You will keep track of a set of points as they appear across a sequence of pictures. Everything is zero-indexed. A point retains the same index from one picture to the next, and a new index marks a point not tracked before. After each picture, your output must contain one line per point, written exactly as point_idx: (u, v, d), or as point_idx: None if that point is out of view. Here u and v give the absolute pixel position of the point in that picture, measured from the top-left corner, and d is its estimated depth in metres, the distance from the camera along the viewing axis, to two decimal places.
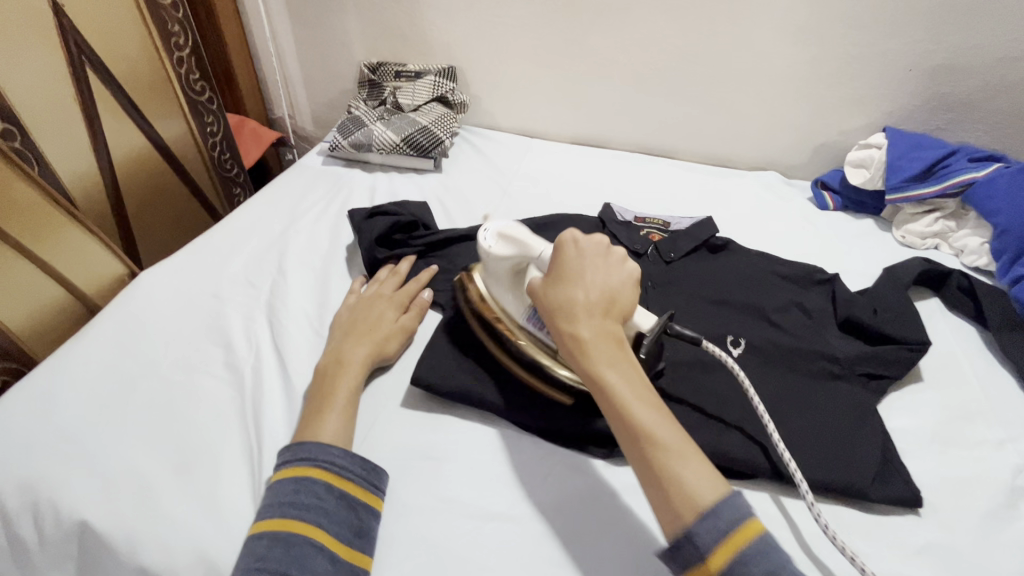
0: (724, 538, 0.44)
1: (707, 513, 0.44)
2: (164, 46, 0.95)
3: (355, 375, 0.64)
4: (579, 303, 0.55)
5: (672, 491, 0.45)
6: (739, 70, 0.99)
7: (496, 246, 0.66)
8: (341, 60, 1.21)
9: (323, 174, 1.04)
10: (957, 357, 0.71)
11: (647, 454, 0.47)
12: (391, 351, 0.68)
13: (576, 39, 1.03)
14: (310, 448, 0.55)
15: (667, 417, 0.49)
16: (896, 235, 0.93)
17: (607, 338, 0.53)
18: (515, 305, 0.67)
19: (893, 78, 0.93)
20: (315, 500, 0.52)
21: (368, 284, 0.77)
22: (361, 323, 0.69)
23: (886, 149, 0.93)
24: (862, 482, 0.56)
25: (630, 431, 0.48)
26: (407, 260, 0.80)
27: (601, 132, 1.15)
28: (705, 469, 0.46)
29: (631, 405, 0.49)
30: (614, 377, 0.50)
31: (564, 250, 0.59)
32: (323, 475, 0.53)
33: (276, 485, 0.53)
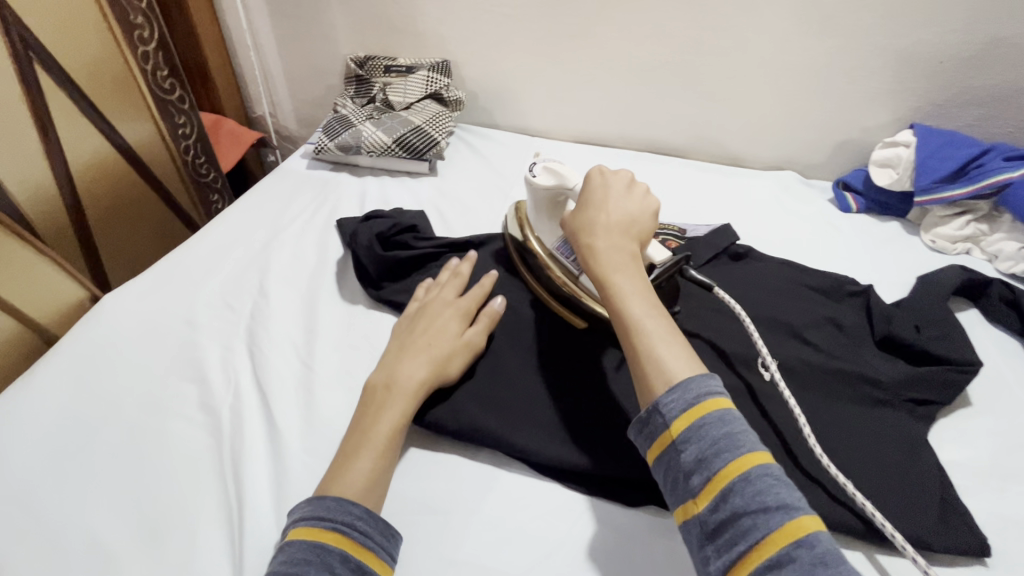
0: (685, 410, 0.45)
1: (678, 386, 0.47)
2: (127, 41, 0.85)
3: (407, 403, 0.56)
4: (597, 222, 0.58)
5: (648, 369, 0.48)
6: (756, 63, 0.92)
7: (539, 177, 0.65)
8: (325, 53, 1.12)
9: (308, 179, 0.96)
10: (1005, 377, 0.66)
11: (634, 339, 0.50)
12: (454, 371, 0.60)
13: (581, 30, 0.95)
14: (330, 504, 0.47)
15: (662, 316, 0.51)
16: (925, 239, 0.87)
17: (618, 250, 0.56)
18: (548, 235, 0.68)
19: (921, 71, 0.87)
20: (329, 575, 0.43)
21: (429, 287, 0.69)
22: (419, 338, 0.62)
23: (914, 148, 0.86)
24: (923, 530, 0.51)
25: (623, 323, 0.51)
26: (469, 259, 0.71)
27: (606, 130, 1.07)
28: (686, 358, 0.48)
29: (626, 296, 0.52)
30: (615, 279, 0.53)
31: (592, 182, 0.62)
32: (340, 541, 0.45)
33: (286, 550, 0.45)
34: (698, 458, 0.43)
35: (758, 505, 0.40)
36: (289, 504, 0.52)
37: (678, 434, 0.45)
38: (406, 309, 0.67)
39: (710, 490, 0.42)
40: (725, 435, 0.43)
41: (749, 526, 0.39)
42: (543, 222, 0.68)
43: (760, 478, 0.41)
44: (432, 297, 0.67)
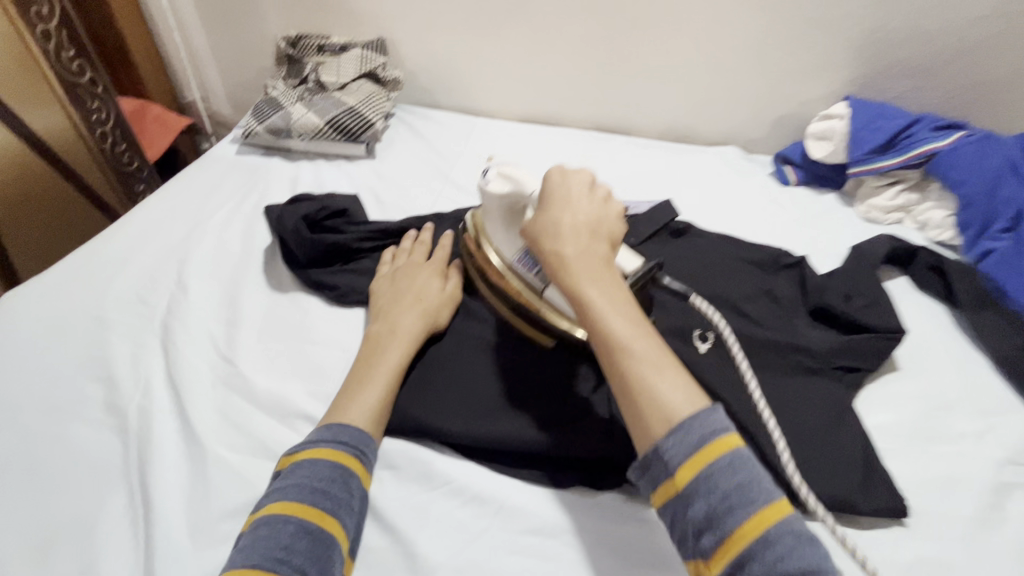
0: (691, 455, 0.41)
1: (679, 426, 0.42)
2: (22, 17, 0.78)
3: (403, 348, 0.58)
4: (564, 226, 0.51)
5: (645, 404, 0.43)
6: (694, 37, 0.91)
7: (492, 183, 0.60)
8: (255, 33, 1.06)
9: (237, 164, 0.91)
10: (931, 341, 0.67)
11: (622, 367, 0.44)
12: (442, 320, 0.62)
13: (518, 5, 0.92)
14: (354, 434, 0.50)
15: (648, 333, 0.46)
16: (859, 210, 0.88)
17: (592, 259, 0.50)
18: (507, 247, 0.61)
19: (854, 43, 0.87)
20: (349, 496, 0.46)
21: (395, 252, 0.70)
22: (403, 292, 0.63)
23: (848, 120, 0.87)
24: (847, 494, 0.51)
25: (609, 347, 0.45)
26: (428, 226, 0.72)
27: (551, 110, 1.05)
28: (682, 382, 0.44)
29: (605, 313, 0.46)
30: (593, 294, 0.47)
31: (550, 180, 0.55)
32: (357, 466, 0.49)
33: (314, 465, 0.47)
34: (708, 514, 0.39)
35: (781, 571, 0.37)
36: (201, 504, 0.49)
37: (683, 486, 0.41)
38: (378, 273, 0.67)
39: (726, 552, 0.38)
40: (737, 485, 0.39)
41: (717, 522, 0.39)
42: (500, 234, 0.61)
43: (780, 538, 0.38)
44: (409, 258, 0.68)
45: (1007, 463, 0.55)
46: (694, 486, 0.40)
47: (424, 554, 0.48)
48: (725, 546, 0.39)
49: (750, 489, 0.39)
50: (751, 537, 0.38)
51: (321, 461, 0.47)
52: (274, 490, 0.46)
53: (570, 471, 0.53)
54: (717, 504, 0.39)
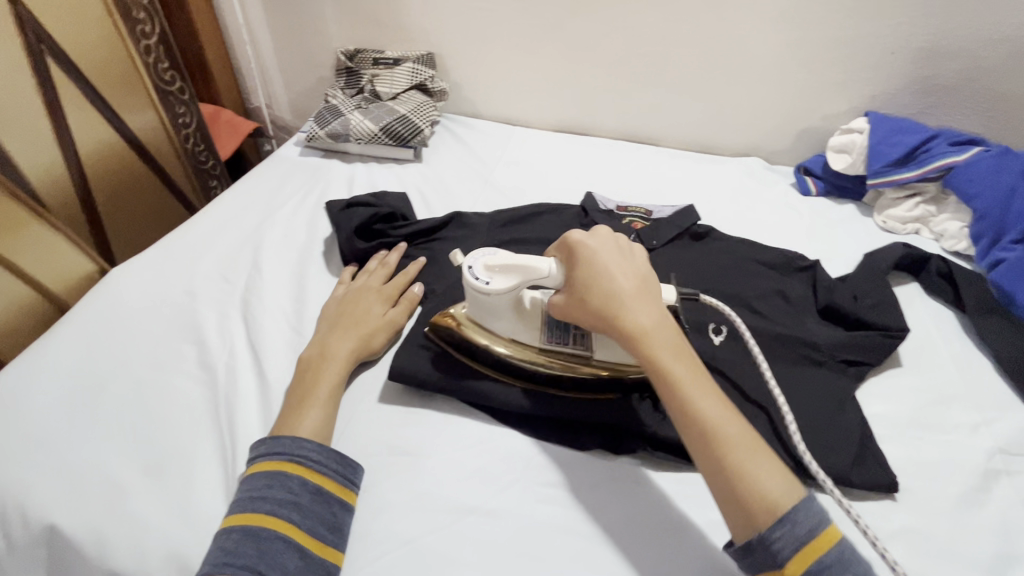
0: (799, 550, 0.44)
1: (785, 519, 0.45)
2: (130, 34, 0.91)
3: (339, 368, 0.63)
4: (631, 296, 0.54)
5: (748, 495, 0.45)
6: (721, 55, 0.98)
7: (493, 281, 0.60)
8: (318, 47, 1.18)
9: (300, 165, 1.02)
10: (935, 342, 0.72)
11: (717, 454, 0.47)
12: (376, 345, 0.67)
13: (558, 24, 1.01)
14: (287, 442, 0.54)
15: (733, 413, 0.49)
16: (877, 220, 0.93)
17: (667, 335, 0.53)
18: (525, 330, 0.63)
19: (874, 61, 0.92)
20: (289, 495, 0.50)
21: (357, 275, 0.76)
22: (346, 315, 0.68)
23: (868, 134, 0.92)
24: (843, 468, 0.57)
25: (704, 435, 0.48)
26: (396, 251, 0.78)
27: (584, 120, 1.13)
28: (774, 466, 0.47)
29: (696, 397, 0.49)
30: (677, 372, 0.50)
31: (580, 247, 0.58)
32: (299, 469, 0.52)
33: (251, 478, 0.51)
34: None
35: None
36: None
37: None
38: (333, 293, 0.73)
39: None
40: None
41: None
42: (516, 323, 0.63)
43: None
44: (360, 287, 0.73)
45: (998, 452, 0.60)
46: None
47: (463, 498, 0.56)
48: None
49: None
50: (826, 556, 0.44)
51: (256, 475, 0.52)
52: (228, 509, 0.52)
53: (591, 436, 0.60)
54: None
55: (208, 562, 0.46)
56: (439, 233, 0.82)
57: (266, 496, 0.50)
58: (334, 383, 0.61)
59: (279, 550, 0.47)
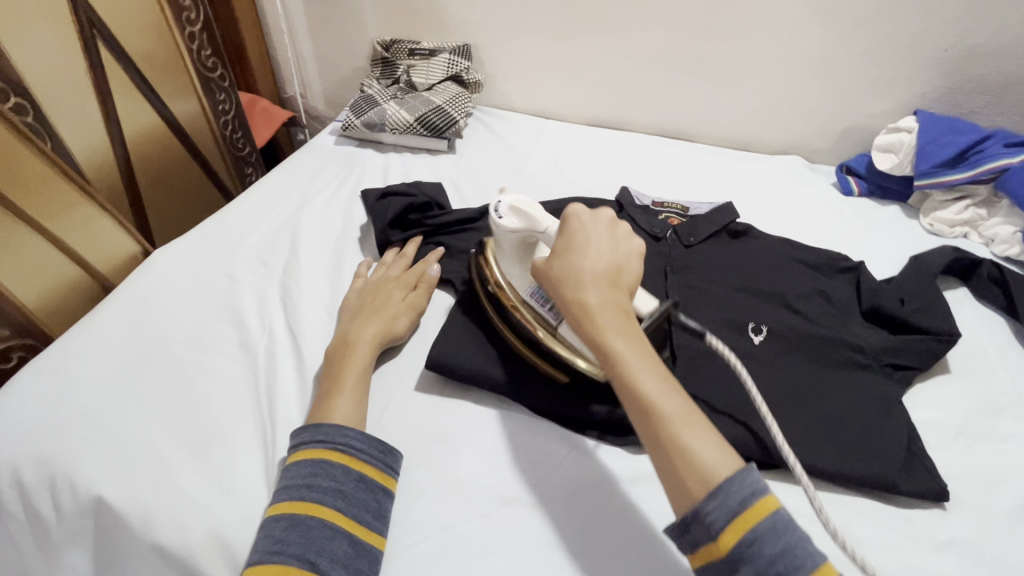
0: (730, 521, 0.43)
1: (720, 490, 0.44)
2: (175, 20, 0.93)
3: (363, 355, 0.62)
4: (586, 273, 0.54)
5: (684, 465, 0.45)
6: (764, 50, 0.95)
7: (504, 219, 0.63)
8: (355, 37, 1.18)
9: (335, 154, 1.03)
10: (987, 349, 0.69)
11: (652, 426, 0.46)
12: (399, 330, 0.67)
13: (597, 16, 0.99)
14: (329, 429, 0.54)
15: (674, 389, 0.48)
16: (923, 223, 0.90)
17: (614, 311, 0.52)
18: (521, 280, 0.65)
19: (926, 59, 0.89)
20: (333, 483, 0.51)
21: (374, 267, 0.76)
22: (368, 304, 0.68)
23: (916, 133, 0.89)
24: (891, 475, 0.55)
25: (643, 409, 0.47)
26: (412, 243, 0.79)
27: (619, 115, 1.12)
28: (714, 439, 0.46)
29: (636, 373, 0.48)
30: (618, 345, 0.50)
31: (570, 223, 0.59)
32: (341, 457, 0.52)
33: (295, 467, 0.52)
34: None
35: None
36: None
37: (725, 549, 0.43)
38: (353, 285, 0.73)
39: None
40: (781, 551, 0.42)
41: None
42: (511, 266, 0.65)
43: None
44: (381, 276, 0.73)
45: None
46: (738, 550, 0.43)
47: (500, 489, 0.55)
48: None
49: (793, 554, 0.42)
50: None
51: (296, 464, 0.52)
52: (271, 498, 0.52)
53: (628, 432, 0.59)
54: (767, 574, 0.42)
55: (258, 550, 0.47)
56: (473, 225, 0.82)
57: (310, 485, 0.50)
58: (362, 368, 0.61)
59: (331, 537, 0.48)
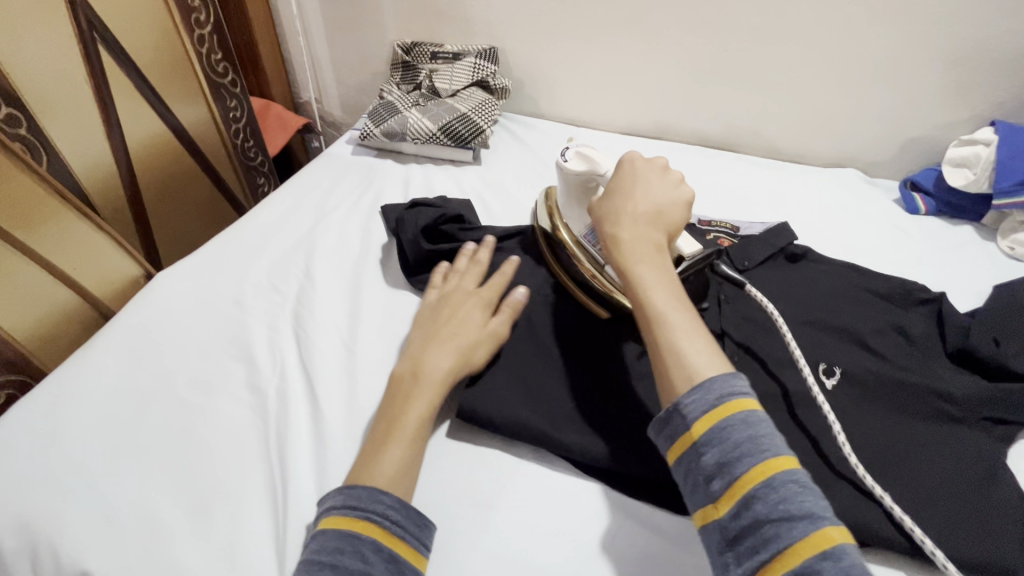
0: (708, 411, 0.44)
1: (702, 389, 0.45)
2: (184, 22, 0.87)
3: (434, 391, 0.55)
4: (624, 210, 0.55)
5: (671, 366, 0.47)
6: (822, 54, 0.87)
7: (570, 161, 0.62)
8: (373, 39, 1.11)
9: (352, 164, 0.96)
10: None
11: (650, 332, 0.49)
12: (477, 358, 0.58)
13: (636, 17, 0.91)
14: (361, 493, 0.46)
15: (687, 309, 0.50)
16: (1002, 246, 0.81)
17: (645, 242, 0.53)
18: (577, 222, 0.64)
19: (1008, 64, 0.80)
20: (362, 564, 0.43)
21: (447, 278, 0.68)
22: (443, 324, 0.61)
23: (996, 147, 0.80)
24: (1008, 560, 0.47)
25: (647, 318, 0.49)
26: (486, 248, 0.70)
27: (657, 123, 1.04)
28: (710, 355, 0.47)
29: (650, 289, 0.50)
30: (641, 270, 0.51)
31: (625, 165, 0.58)
32: (372, 529, 0.45)
33: (321, 538, 0.44)
34: (719, 461, 0.43)
35: (780, 512, 0.39)
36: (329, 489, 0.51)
37: (698, 437, 0.44)
38: (427, 298, 0.66)
39: (733, 496, 0.41)
40: (749, 438, 0.43)
41: (773, 537, 0.39)
42: (571, 209, 0.65)
43: (784, 483, 0.41)
44: (455, 288, 0.66)
45: None
46: (708, 437, 0.44)
47: (544, 566, 0.48)
48: (733, 490, 0.41)
49: (762, 441, 0.42)
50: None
51: (323, 535, 0.45)
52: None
53: None
54: (731, 454, 0.42)
55: None
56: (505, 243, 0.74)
57: (338, 561, 0.43)
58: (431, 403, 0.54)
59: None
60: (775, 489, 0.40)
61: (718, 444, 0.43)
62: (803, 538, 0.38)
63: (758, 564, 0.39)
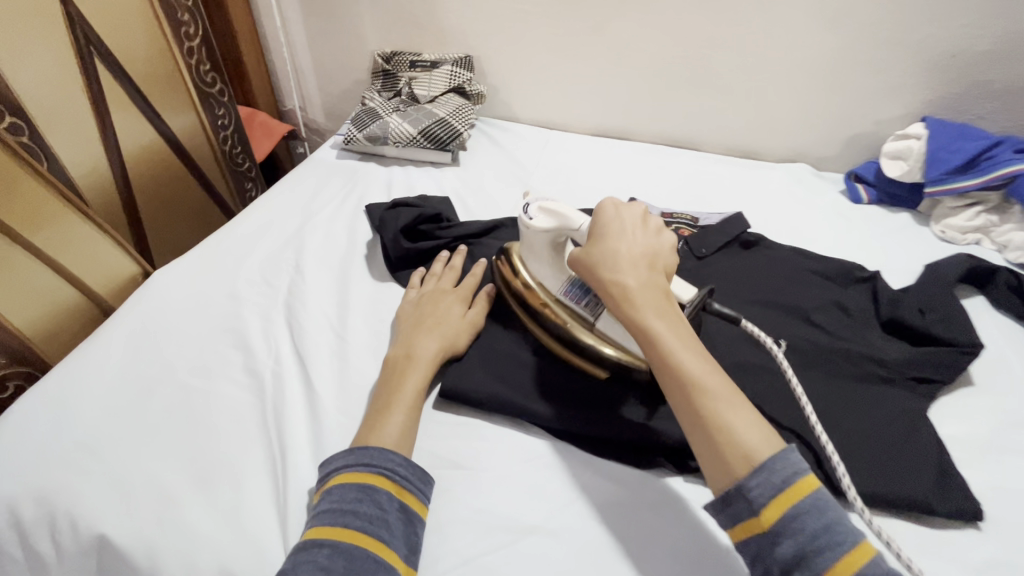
0: (776, 496, 0.43)
1: (760, 468, 0.44)
2: (174, 35, 0.92)
3: (425, 370, 0.61)
4: (621, 254, 0.55)
5: (722, 441, 0.45)
6: (770, 58, 0.95)
7: (537, 219, 0.64)
8: (355, 50, 1.17)
9: (338, 168, 1.01)
10: (1008, 359, 0.68)
11: (693, 402, 0.47)
12: (460, 345, 0.65)
13: (600, 26, 0.99)
14: (375, 452, 0.51)
15: (713, 368, 0.49)
16: (935, 230, 0.89)
17: (653, 294, 0.52)
18: (552, 279, 0.65)
19: (934, 65, 0.89)
20: (378, 510, 0.48)
21: (424, 279, 0.74)
22: (426, 315, 0.66)
23: (926, 140, 0.88)
24: (925, 495, 0.54)
25: (684, 387, 0.47)
26: (461, 253, 0.76)
27: (624, 125, 1.11)
28: (757, 422, 0.46)
29: (676, 350, 0.49)
30: (658, 326, 0.50)
31: (603, 212, 0.59)
32: (386, 483, 0.50)
33: (341, 490, 0.49)
34: (797, 553, 0.41)
35: None
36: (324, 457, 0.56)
37: (769, 525, 0.43)
38: (406, 297, 0.72)
39: None
40: (824, 528, 0.42)
41: None
42: (544, 267, 0.66)
43: None
44: (435, 284, 0.72)
45: None
46: (781, 524, 0.43)
47: (521, 518, 0.53)
48: None
49: (837, 531, 0.42)
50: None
51: (334, 489, 0.49)
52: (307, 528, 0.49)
53: (651, 455, 0.57)
54: (809, 546, 0.41)
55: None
56: (477, 239, 0.80)
57: (355, 509, 0.48)
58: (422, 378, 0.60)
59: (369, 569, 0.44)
60: None
61: (791, 537, 0.42)
62: None
63: None
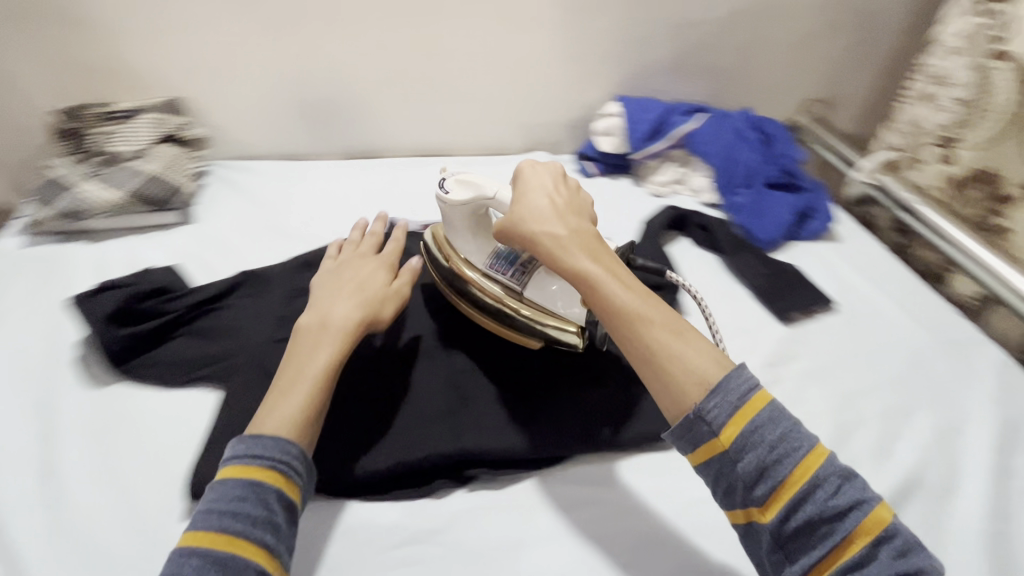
0: (733, 416, 0.46)
1: (718, 389, 0.47)
2: None
3: (342, 338, 0.58)
4: (535, 221, 0.58)
5: (665, 363, 0.49)
6: (482, 62, 1.02)
7: (453, 191, 0.67)
8: (17, 109, 0.95)
9: (24, 258, 0.82)
10: (706, 284, 0.84)
11: (636, 332, 0.50)
12: (386, 314, 0.63)
13: (309, 51, 0.95)
14: (270, 442, 0.50)
15: (653, 300, 0.52)
16: (648, 188, 1.05)
17: (582, 242, 0.56)
18: (477, 252, 0.68)
19: (610, 51, 1.04)
20: (265, 509, 0.47)
21: (343, 247, 0.73)
22: (342, 284, 0.65)
23: (622, 116, 1.04)
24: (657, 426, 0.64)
25: (625, 316, 0.51)
26: (380, 219, 0.77)
27: (371, 143, 1.10)
28: (702, 349, 0.50)
29: (609, 285, 0.53)
30: (594, 270, 0.54)
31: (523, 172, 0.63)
32: (280, 480, 0.49)
33: (225, 485, 0.48)
34: (760, 467, 0.44)
35: (832, 508, 0.43)
36: None
37: (730, 443, 0.46)
38: (324, 266, 0.69)
39: (780, 498, 0.44)
40: (783, 436, 0.45)
41: (828, 532, 0.42)
42: (467, 240, 0.69)
43: (828, 477, 0.43)
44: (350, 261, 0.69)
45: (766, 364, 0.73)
46: (741, 442, 0.45)
47: None
48: (779, 492, 0.44)
49: (795, 437, 0.45)
50: (866, 541, 0.42)
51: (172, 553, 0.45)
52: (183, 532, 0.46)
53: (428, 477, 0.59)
54: (769, 458, 0.44)
55: None
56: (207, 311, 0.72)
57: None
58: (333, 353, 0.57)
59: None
60: (822, 487, 0.43)
61: (753, 450, 0.45)
62: (855, 529, 0.42)
63: (817, 560, 0.42)
